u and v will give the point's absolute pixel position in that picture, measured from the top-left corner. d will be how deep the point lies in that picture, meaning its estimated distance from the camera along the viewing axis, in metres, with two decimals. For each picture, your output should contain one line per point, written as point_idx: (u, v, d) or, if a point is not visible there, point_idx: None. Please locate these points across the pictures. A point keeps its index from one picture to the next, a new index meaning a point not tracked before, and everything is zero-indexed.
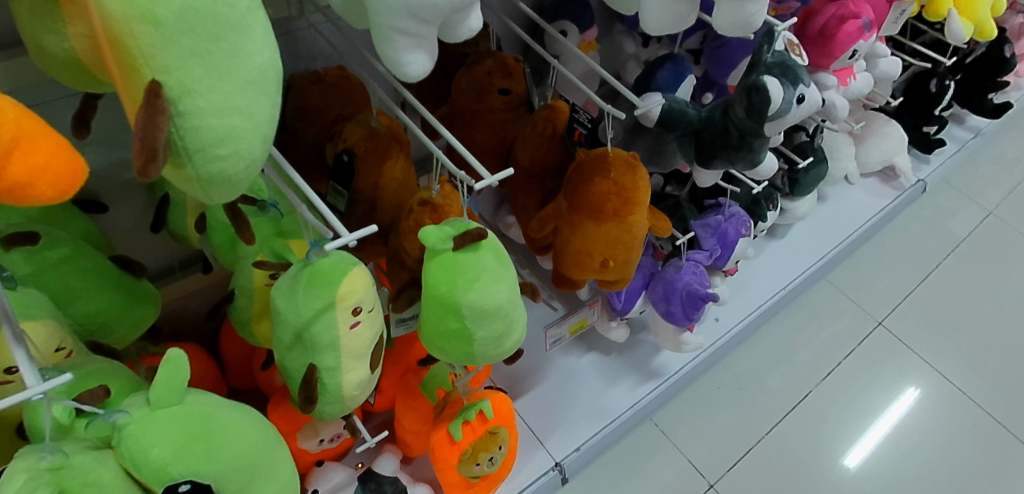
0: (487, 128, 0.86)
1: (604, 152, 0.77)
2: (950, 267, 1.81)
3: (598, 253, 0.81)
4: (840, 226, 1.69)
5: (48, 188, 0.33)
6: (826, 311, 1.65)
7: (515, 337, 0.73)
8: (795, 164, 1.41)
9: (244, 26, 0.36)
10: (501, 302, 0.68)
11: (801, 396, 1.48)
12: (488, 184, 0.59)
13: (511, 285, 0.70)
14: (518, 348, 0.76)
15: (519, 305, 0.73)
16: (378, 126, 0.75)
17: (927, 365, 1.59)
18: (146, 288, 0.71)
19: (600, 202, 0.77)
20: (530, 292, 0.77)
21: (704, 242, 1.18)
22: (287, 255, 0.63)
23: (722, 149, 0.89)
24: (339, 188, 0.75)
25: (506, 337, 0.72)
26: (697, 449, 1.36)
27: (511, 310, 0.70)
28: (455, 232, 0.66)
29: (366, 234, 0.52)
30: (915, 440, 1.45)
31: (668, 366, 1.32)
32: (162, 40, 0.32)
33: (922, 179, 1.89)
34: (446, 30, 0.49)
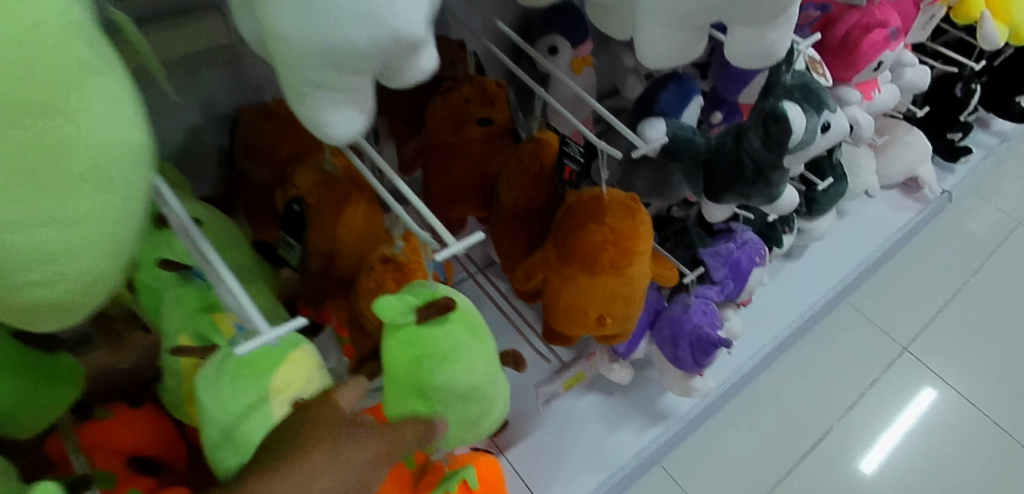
0: (467, 162, 0.76)
1: (598, 193, 0.67)
2: (979, 284, 1.69)
3: (593, 309, 0.71)
4: (860, 244, 1.57)
5: None
6: (845, 336, 1.54)
7: (495, 416, 0.64)
8: (814, 184, 1.29)
9: (67, 108, 0.29)
10: (476, 382, 0.58)
11: (821, 432, 1.37)
12: (453, 253, 0.48)
13: (490, 355, 0.61)
14: (501, 424, 0.66)
15: (499, 379, 0.63)
16: (334, 170, 0.64)
17: (955, 394, 1.47)
18: (66, 363, 0.62)
19: (594, 252, 0.67)
20: (513, 361, 0.68)
21: (715, 274, 1.06)
22: (211, 337, 0.52)
23: (735, 182, 0.77)
24: (290, 240, 0.64)
25: (484, 418, 0.62)
26: (709, 493, 1.25)
27: (491, 386, 0.60)
28: (418, 301, 0.56)
29: (293, 327, 0.41)
30: (946, 478, 1.34)
31: (676, 407, 1.21)
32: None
33: (948, 189, 1.77)
34: (387, 75, 0.38)
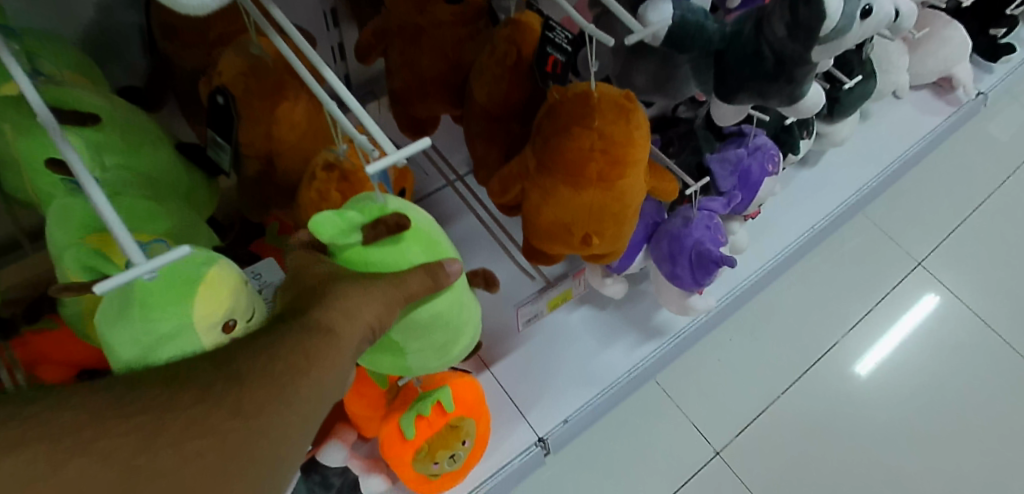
0: (433, 48, 0.65)
1: (585, 91, 0.56)
2: (1006, 196, 1.57)
3: (577, 228, 0.62)
4: (882, 150, 1.44)
5: None
6: (856, 249, 1.45)
7: (465, 342, 0.58)
8: (839, 83, 1.16)
9: None
10: (435, 311, 0.51)
11: (824, 348, 1.32)
12: (391, 163, 0.38)
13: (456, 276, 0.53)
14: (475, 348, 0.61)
15: (466, 302, 0.56)
16: (262, 55, 0.53)
17: (969, 310, 1.40)
18: None
19: (578, 162, 0.57)
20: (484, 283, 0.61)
21: (722, 183, 0.97)
22: (98, 266, 0.43)
23: (751, 79, 0.66)
24: (217, 139, 0.55)
25: (452, 345, 0.56)
26: (702, 409, 1.22)
27: (455, 312, 0.53)
28: (364, 218, 0.47)
29: (176, 258, 0.33)
30: (952, 397, 1.29)
31: (673, 323, 1.15)
32: None
33: (984, 91, 1.61)
34: None
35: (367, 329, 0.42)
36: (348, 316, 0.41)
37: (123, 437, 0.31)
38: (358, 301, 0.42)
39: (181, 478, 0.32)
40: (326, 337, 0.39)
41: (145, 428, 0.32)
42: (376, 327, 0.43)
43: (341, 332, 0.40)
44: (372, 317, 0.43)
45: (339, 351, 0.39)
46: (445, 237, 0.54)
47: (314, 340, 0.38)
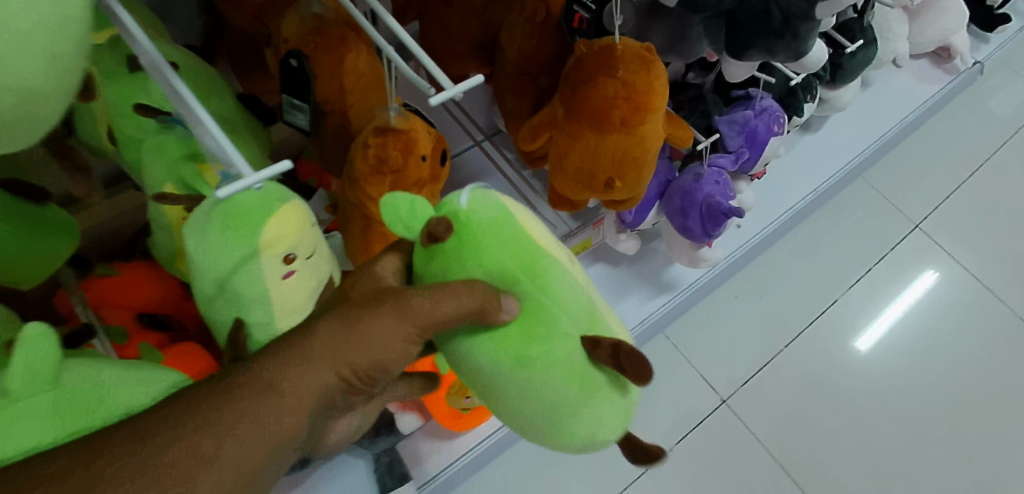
0: (465, 10, 0.70)
1: (610, 43, 0.61)
2: (1001, 161, 1.62)
3: (601, 172, 0.67)
4: (882, 116, 1.49)
5: None
6: (857, 212, 1.51)
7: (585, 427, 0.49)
8: (841, 48, 1.21)
9: None
10: (514, 370, 0.47)
11: (825, 306, 1.38)
12: (450, 96, 0.44)
13: (553, 333, 0.47)
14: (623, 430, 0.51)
15: (580, 385, 0.47)
16: (323, 13, 0.57)
17: (966, 270, 1.46)
18: (54, 216, 0.59)
19: (604, 109, 0.62)
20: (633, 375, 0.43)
21: (729, 143, 1.02)
22: (197, 186, 0.50)
23: (760, 35, 0.71)
24: (295, 101, 0.58)
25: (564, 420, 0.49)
26: (709, 362, 1.29)
27: (548, 379, 0.47)
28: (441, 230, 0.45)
29: (278, 171, 0.38)
30: (945, 349, 1.36)
31: (682, 278, 1.21)
32: None
33: (980, 60, 1.65)
34: None
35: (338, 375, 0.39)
36: (308, 370, 0.37)
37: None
38: (341, 350, 0.38)
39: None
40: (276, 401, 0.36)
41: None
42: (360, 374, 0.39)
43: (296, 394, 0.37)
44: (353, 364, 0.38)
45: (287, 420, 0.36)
46: (562, 276, 0.48)
47: (246, 391, 0.36)
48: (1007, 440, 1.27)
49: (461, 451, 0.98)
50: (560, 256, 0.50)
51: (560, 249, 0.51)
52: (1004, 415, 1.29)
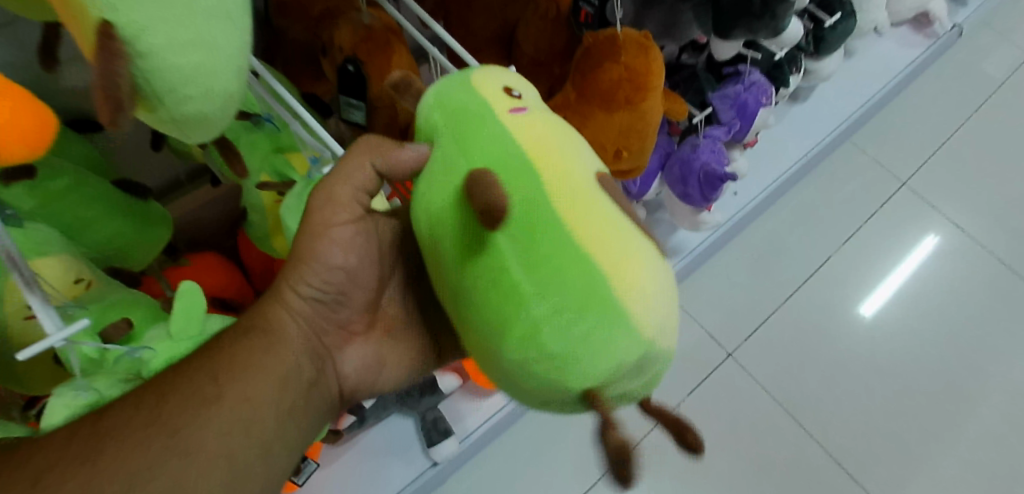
0: (485, 12, 0.79)
1: (613, 33, 0.71)
2: (982, 118, 1.72)
3: (611, 145, 0.77)
4: (867, 83, 1.59)
5: (20, 145, 0.32)
6: (847, 174, 1.61)
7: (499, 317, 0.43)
8: (822, 22, 1.31)
9: None
10: (419, 219, 0.48)
11: (820, 263, 1.49)
12: None
13: (444, 178, 0.46)
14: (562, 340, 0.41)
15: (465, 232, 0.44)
16: (372, 22, 0.68)
17: (951, 223, 1.57)
18: (155, 210, 0.74)
19: (611, 90, 0.73)
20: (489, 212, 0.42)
21: (723, 115, 1.13)
22: (288, 173, 0.64)
23: (742, 18, 0.81)
24: (352, 100, 0.72)
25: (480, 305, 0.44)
26: (715, 319, 1.40)
27: (432, 223, 0.46)
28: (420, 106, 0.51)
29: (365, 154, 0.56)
30: (931, 296, 1.48)
31: (686, 244, 1.32)
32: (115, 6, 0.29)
33: (959, 23, 1.74)
34: None
35: (305, 301, 0.55)
36: (280, 308, 0.54)
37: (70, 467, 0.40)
38: (294, 280, 0.54)
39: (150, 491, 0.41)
40: (265, 336, 0.52)
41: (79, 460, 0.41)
42: (319, 284, 0.54)
43: (281, 328, 0.53)
44: (304, 279, 0.54)
45: (282, 346, 0.52)
46: (483, 123, 0.46)
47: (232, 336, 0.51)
48: (985, 374, 1.40)
49: (496, 406, 1.10)
50: (498, 105, 0.47)
51: (519, 104, 0.49)
52: (983, 351, 1.43)
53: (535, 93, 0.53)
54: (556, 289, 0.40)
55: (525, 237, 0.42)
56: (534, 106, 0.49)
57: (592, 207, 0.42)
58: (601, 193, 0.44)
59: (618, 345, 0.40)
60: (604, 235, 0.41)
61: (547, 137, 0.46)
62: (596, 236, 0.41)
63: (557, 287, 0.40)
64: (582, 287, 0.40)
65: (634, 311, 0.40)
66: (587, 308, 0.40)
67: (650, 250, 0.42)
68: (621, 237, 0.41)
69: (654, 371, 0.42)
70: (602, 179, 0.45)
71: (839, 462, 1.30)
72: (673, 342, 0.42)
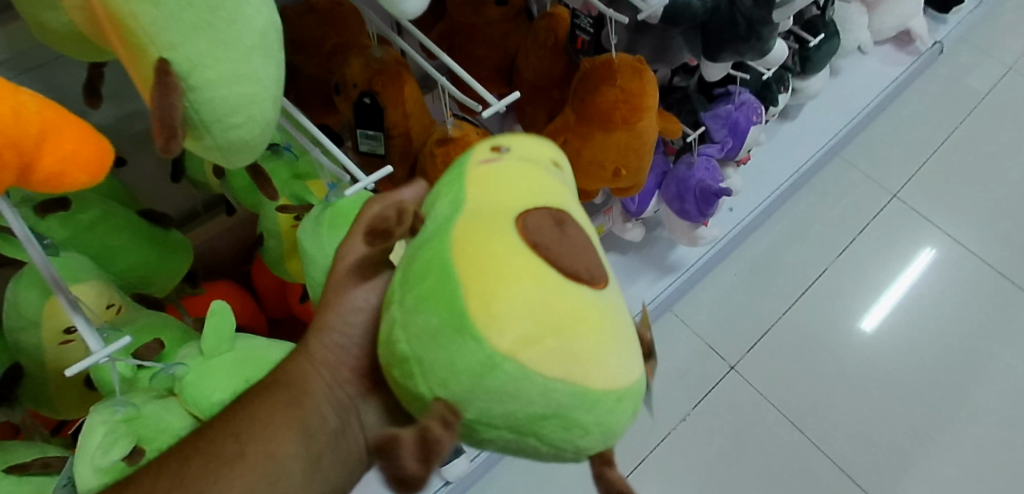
0: (487, 42, 0.84)
1: (609, 59, 0.76)
2: (966, 130, 1.77)
3: (610, 163, 0.82)
4: (853, 100, 1.64)
5: (82, 175, 0.35)
6: (839, 188, 1.65)
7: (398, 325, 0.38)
8: (806, 42, 1.36)
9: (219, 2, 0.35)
10: None
11: (816, 275, 1.52)
12: (496, 110, 0.62)
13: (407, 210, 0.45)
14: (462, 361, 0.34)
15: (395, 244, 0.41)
16: (383, 57, 0.71)
17: (942, 232, 1.61)
18: (176, 237, 0.76)
19: (608, 111, 0.77)
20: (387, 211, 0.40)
21: (715, 134, 1.17)
22: (307, 197, 0.68)
23: (730, 41, 0.85)
24: (368, 132, 0.75)
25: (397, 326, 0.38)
26: (716, 334, 1.43)
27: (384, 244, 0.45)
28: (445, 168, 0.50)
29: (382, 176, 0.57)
30: (927, 305, 1.51)
31: (685, 260, 1.35)
32: (171, 44, 0.33)
33: (939, 40, 1.81)
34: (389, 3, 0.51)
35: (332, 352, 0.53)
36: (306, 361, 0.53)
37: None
38: (322, 329, 0.53)
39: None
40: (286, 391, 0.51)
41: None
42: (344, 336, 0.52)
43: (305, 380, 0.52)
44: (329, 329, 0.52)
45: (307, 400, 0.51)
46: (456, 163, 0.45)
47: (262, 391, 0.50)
48: (982, 379, 1.43)
49: None
50: (477, 152, 0.46)
51: (494, 155, 0.45)
52: (979, 357, 1.45)
53: (541, 150, 0.48)
54: (432, 293, 0.35)
55: (427, 237, 0.39)
56: (510, 157, 0.45)
57: (493, 232, 0.37)
58: (513, 223, 0.38)
59: (467, 371, 0.33)
60: (490, 258, 0.35)
61: (501, 184, 0.41)
62: (480, 256, 0.35)
63: (422, 307, 0.35)
64: (444, 306, 0.34)
65: (491, 328, 0.33)
66: (441, 328, 0.34)
67: (545, 277, 0.35)
68: (510, 268, 0.35)
69: (543, 407, 0.33)
70: (526, 213, 0.39)
71: (844, 470, 1.31)
72: (564, 381, 0.34)
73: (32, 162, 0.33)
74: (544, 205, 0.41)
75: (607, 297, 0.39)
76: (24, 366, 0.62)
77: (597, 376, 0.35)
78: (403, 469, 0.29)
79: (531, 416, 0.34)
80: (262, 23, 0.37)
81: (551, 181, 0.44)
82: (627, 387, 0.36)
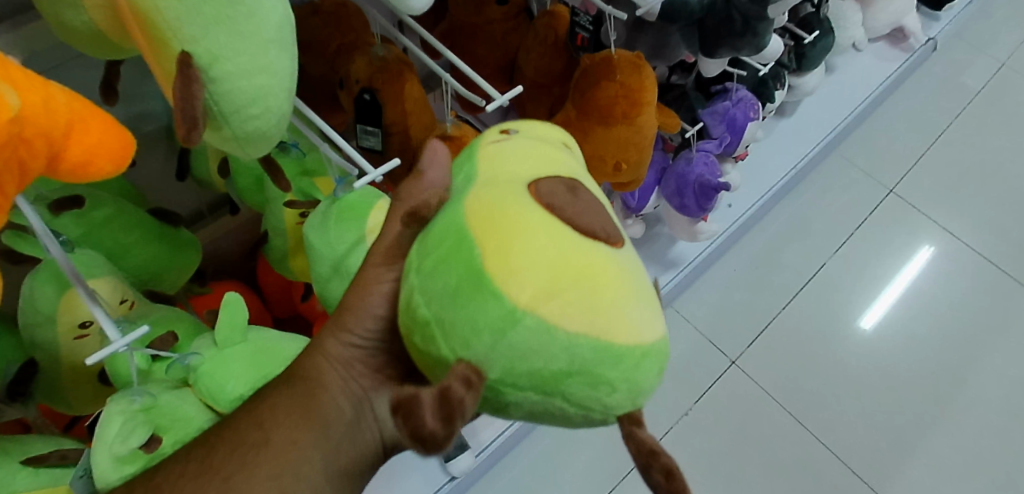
0: (489, 40, 0.86)
1: (608, 55, 0.77)
2: (961, 125, 1.79)
3: (610, 157, 0.83)
4: (848, 97, 1.65)
5: (106, 164, 0.36)
6: (837, 184, 1.67)
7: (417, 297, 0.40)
8: (801, 39, 1.38)
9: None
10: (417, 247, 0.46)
11: (813, 270, 1.54)
12: (500, 104, 0.63)
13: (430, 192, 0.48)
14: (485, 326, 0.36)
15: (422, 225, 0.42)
16: (386, 56, 0.73)
17: (940, 226, 1.63)
18: (185, 235, 0.78)
19: (609, 106, 0.78)
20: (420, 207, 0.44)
21: (713, 130, 1.18)
22: (314, 193, 0.69)
23: (726, 37, 0.88)
24: (368, 128, 0.76)
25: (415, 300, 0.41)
26: (716, 329, 1.44)
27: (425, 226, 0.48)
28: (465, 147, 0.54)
29: (390, 169, 0.59)
30: (926, 299, 1.53)
31: (685, 255, 1.36)
32: (194, 38, 0.35)
33: (932, 37, 1.83)
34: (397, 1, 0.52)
35: (346, 347, 0.54)
36: (319, 355, 0.55)
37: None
38: (338, 329, 0.54)
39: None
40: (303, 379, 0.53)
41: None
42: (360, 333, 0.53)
43: (319, 374, 0.54)
44: (350, 332, 0.54)
45: (322, 395, 0.53)
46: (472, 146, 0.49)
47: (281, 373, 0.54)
48: (981, 371, 1.44)
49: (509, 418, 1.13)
50: (487, 136, 0.50)
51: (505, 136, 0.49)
52: (978, 350, 1.47)
53: (551, 130, 0.52)
54: (447, 260, 0.37)
55: (447, 210, 0.41)
56: (521, 135, 0.49)
57: (506, 197, 0.40)
58: (524, 190, 0.41)
59: (490, 328, 0.35)
60: (503, 216, 0.38)
61: (515, 159, 0.45)
62: (494, 216, 0.38)
63: (438, 270, 0.37)
64: (459, 268, 0.37)
65: (509, 281, 0.35)
66: (459, 289, 0.36)
67: (558, 231, 0.38)
68: (526, 223, 0.37)
69: (566, 361, 0.35)
70: (540, 181, 0.42)
71: (846, 463, 1.33)
72: (576, 328, 0.35)
73: (60, 152, 0.34)
74: (558, 175, 0.44)
75: (625, 256, 0.41)
76: (39, 361, 0.64)
77: (621, 325, 0.36)
78: (423, 431, 0.30)
79: (557, 372, 0.35)
80: (279, 18, 0.39)
81: (564, 158, 0.47)
82: (652, 341, 0.38)
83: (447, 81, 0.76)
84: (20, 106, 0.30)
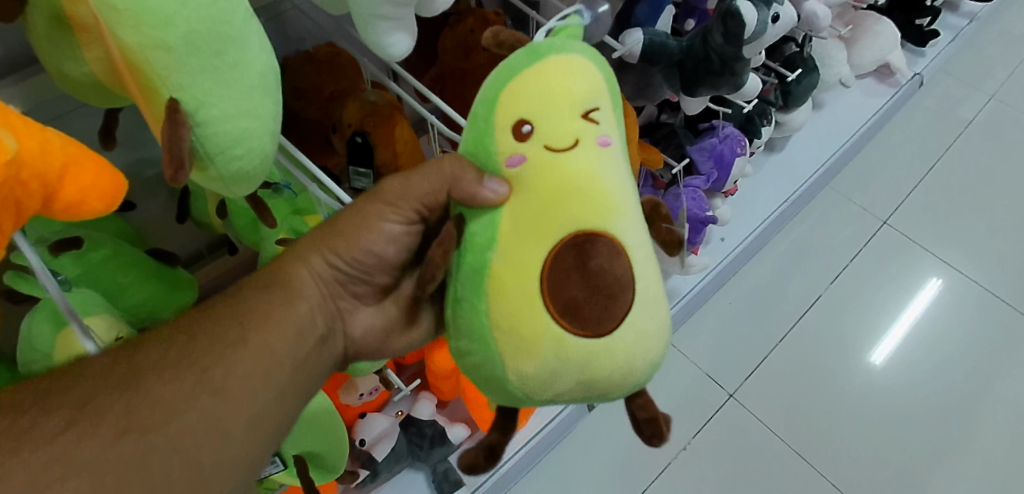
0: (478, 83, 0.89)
1: None
2: (954, 158, 1.82)
3: None
4: (837, 131, 1.69)
5: (97, 203, 0.39)
6: (830, 217, 1.68)
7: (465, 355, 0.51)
8: (785, 77, 1.41)
9: (224, 48, 0.39)
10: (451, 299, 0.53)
11: (808, 303, 1.54)
12: None
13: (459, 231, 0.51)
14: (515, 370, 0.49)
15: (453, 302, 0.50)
16: (377, 100, 0.78)
17: (938, 259, 1.64)
18: (182, 275, 0.81)
19: None
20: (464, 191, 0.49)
21: (701, 167, 1.21)
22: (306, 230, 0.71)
23: (706, 76, 0.91)
24: (358, 170, 0.77)
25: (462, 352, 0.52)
26: (715, 363, 1.44)
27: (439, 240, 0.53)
28: (480, 101, 0.51)
29: None
30: (928, 332, 1.53)
31: (678, 289, 1.38)
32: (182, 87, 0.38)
33: (919, 72, 1.87)
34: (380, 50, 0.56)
35: (330, 268, 0.58)
36: (301, 265, 0.56)
37: (108, 399, 0.43)
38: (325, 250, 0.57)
39: (166, 435, 0.43)
40: (287, 289, 0.55)
41: (119, 391, 0.44)
42: (346, 257, 0.57)
43: (300, 283, 0.55)
44: (336, 255, 0.57)
45: (300, 300, 0.55)
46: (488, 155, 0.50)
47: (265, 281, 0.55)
48: (986, 404, 1.43)
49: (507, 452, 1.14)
50: (504, 143, 0.49)
51: (519, 150, 0.48)
52: (982, 382, 1.46)
53: (569, 104, 0.48)
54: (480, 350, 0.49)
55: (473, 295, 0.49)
56: (535, 148, 0.48)
57: (523, 301, 0.46)
58: (540, 295, 0.46)
59: (517, 398, 0.50)
60: (517, 325, 0.46)
61: (529, 209, 0.47)
62: (512, 329, 0.47)
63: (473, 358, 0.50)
64: (489, 364, 0.49)
65: (525, 382, 0.48)
66: (492, 380, 0.50)
67: (565, 344, 0.46)
68: (536, 341, 0.46)
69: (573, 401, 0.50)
70: (553, 263, 0.46)
71: None
72: (575, 395, 0.49)
73: (54, 192, 0.37)
74: (570, 236, 0.47)
75: (632, 324, 0.47)
76: None
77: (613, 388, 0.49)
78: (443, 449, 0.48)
79: (567, 402, 0.50)
80: (263, 66, 0.42)
81: (582, 172, 0.48)
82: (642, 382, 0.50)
83: (436, 124, 0.78)
84: (17, 149, 0.33)
